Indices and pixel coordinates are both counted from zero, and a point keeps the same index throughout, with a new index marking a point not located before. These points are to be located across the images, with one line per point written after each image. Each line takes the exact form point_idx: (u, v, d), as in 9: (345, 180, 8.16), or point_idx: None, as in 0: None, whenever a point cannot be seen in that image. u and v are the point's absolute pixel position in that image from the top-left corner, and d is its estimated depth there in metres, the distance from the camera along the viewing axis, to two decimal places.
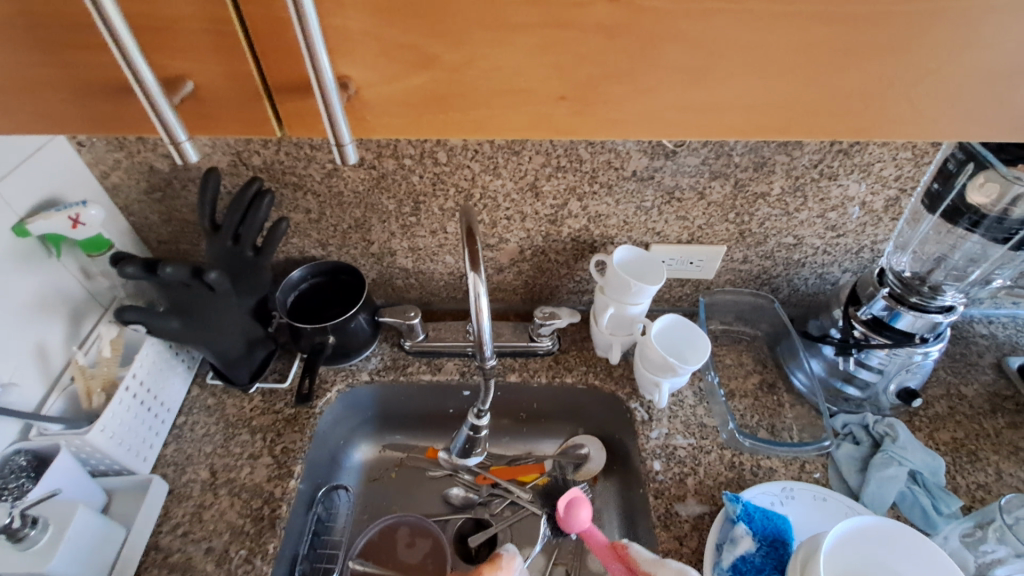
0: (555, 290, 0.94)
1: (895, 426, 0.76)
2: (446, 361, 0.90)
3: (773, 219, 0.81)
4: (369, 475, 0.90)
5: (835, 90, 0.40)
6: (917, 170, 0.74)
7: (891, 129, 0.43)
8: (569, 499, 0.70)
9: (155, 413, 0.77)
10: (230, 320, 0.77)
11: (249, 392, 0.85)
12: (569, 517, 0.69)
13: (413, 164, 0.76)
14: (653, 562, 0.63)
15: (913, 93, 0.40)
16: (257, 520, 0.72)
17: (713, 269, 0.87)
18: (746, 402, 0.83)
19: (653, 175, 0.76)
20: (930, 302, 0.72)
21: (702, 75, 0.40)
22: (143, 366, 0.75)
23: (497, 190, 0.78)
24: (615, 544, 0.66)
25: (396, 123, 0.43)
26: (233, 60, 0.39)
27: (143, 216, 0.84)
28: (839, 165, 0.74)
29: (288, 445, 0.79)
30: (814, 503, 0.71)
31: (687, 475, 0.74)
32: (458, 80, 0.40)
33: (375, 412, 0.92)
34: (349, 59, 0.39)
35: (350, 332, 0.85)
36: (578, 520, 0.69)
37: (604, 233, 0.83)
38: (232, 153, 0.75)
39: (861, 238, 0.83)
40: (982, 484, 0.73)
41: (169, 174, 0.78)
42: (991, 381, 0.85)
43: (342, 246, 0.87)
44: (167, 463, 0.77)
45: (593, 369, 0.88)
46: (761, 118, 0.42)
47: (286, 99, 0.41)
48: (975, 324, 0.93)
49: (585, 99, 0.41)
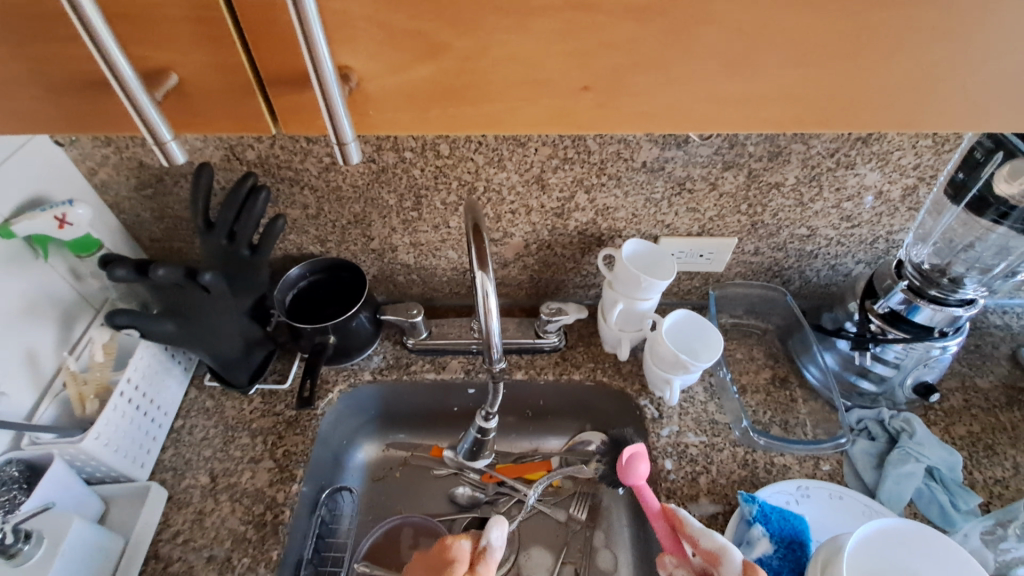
0: (561, 285, 0.91)
1: (911, 421, 0.75)
2: (450, 359, 0.88)
3: (786, 210, 0.78)
4: (373, 475, 0.88)
5: (876, 80, 0.39)
6: (937, 159, 0.71)
7: (935, 121, 0.42)
8: (631, 450, 0.65)
9: (152, 419, 0.75)
10: (226, 322, 0.74)
11: (248, 394, 0.82)
12: (625, 469, 0.64)
13: (414, 157, 0.73)
14: (698, 531, 0.59)
15: (962, 82, 0.39)
16: (260, 527, 0.70)
17: (723, 261, 0.85)
18: (758, 397, 0.82)
19: (664, 165, 0.73)
20: (949, 295, 0.70)
21: (739, 65, 0.38)
22: (137, 370, 0.72)
23: (501, 182, 0.75)
24: (666, 510, 0.63)
25: (401, 118, 0.42)
26: (221, 51, 0.38)
27: (134, 213, 0.80)
28: (857, 154, 0.71)
29: (290, 448, 0.77)
30: (830, 502, 0.69)
31: (699, 474, 0.73)
32: (468, 70, 0.39)
33: (378, 410, 0.90)
34: (349, 49, 0.38)
35: (352, 331, 0.82)
36: (636, 474, 0.64)
37: (612, 226, 0.81)
38: (225, 147, 0.71)
39: (876, 228, 0.80)
40: (1000, 479, 0.72)
41: (159, 170, 0.75)
42: (1006, 373, 0.84)
43: (341, 242, 0.84)
44: (166, 469, 0.75)
45: (600, 365, 0.85)
46: (798, 110, 0.41)
47: (280, 93, 0.40)
48: (990, 314, 0.91)
49: (609, 90, 0.40)
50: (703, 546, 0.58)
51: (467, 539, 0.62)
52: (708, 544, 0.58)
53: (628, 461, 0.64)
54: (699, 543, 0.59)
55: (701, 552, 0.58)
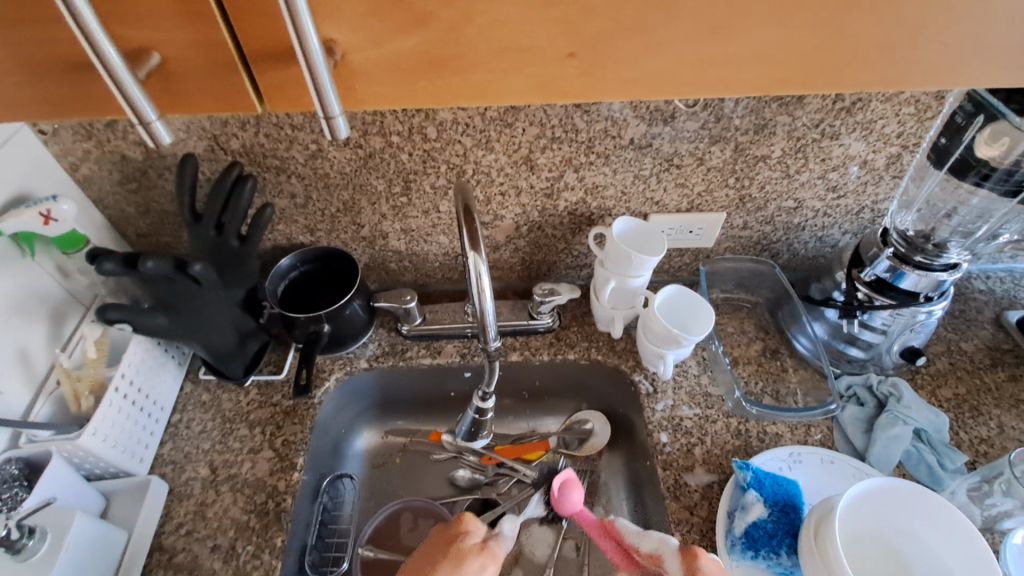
0: (553, 266, 0.92)
1: (898, 386, 0.76)
2: (445, 344, 0.88)
3: (773, 183, 0.79)
4: (373, 462, 0.89)
5: (857, 38, 0.40)
6: (920, 126, 0.72)
7: (917, 77, 0.42)
8: (563, 478, 0.67)
9: (149, 414, 0.75)
10: (217, 312, 0.73)
11: (244, 385, 0.82)
12: (559, 499, 0.66)
13: (401, 141, 0.72)
14: (637, 535, 0.61)
15: (943, 37, 0.40)
16: (263, 515, 0.71)
17: (713, 237, 0.86)
18: (750, 368, 0.83)
19: (651, 142, 0.73)
20: (934, 261, 0.71)
21: (722, 27, 0.39)
22: (131, 365, 0.72)
23: (490, 164, 0.75)
24: (605, 523, 0.64)
25: (389, 92, 0.42)
26: (205, 28, 0.37)
27: (119, 208, 0.79)
28: (841, 124, 0.71)
29: (289, 438, 0.77)
30: (822, 466, 0.71)
31: (694, 445, 0.74)
32: (454, 40, 0.39)
33: (376, 397, 0.90)
34: (334, 21, 0.37)
35: (346, 319, 0.82)
36: (570, 502, 0.66)
37: (602, 205, 0.81)
38: (208, 137, 0.71)
39: (861, 198, 0.81)
40: (985, 438, 0.74)
41: (143, 163, 0.74)
42: (990, 336, 0.85)
43: (331, 230, 0.84)
44: (166, 463, 0.75)
45: (595, 344, 0.86)
46: (782, 71, 0.42)
47: (264, 68, 0.40)
48: (974, 280, 0.92)
49: (594, 56, 0.40)
50: (645, 550, 0.60)
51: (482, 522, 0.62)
52: (649, 545, 0.60)
53: (560, 490, 0.66)
54: (640, 549, 0.60)
55: (644, 556, 0.60)
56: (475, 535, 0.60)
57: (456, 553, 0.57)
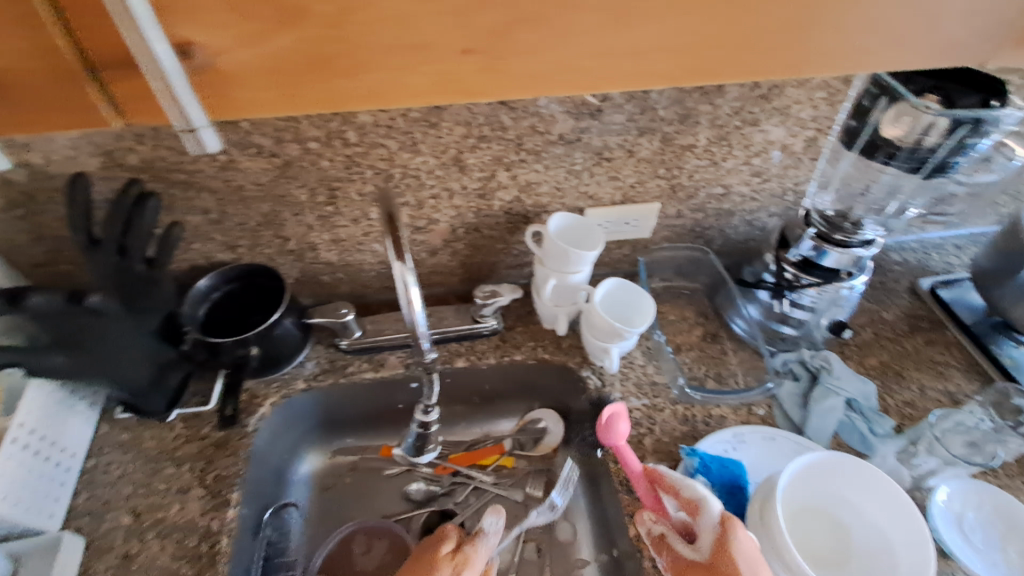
0: (494, 267, 0.90)
1: (829, 359, 0.80)
2: (388, 355, 0.85)
3: (701, 170, 0.80)
4: (320, 485, 0.84)
5: (759, 26, 0.41)
6: (832, 109, 0.74)
7: (819, 62, 0.45)
8: (611, 411, 0.67)
9: (57, 463, 0.68)
10: (130, 344, 0.67)
11: (168, 420, 0.76)
12: (608, 430, 0.66)
13: (321, 147, 0.68)
14: (680, 479, 0.61)
15: (837, 23, 0.42)
16: (195, 560, 0.65)
17: (649, 227, 0.86)
18: (692, 355, 0.84)
19: (580, 136, 0.72)
20: (853, 237, 0.74)
21: (623, 18, 0.40)
22: (31, 412, 0.64)
23: (418, 167, 0.72)
24: (650, 473, 0.65)
25: (266, 98, 0.42)
26: (38, 36, 0.37)
27: (4, 238, 0.71)
28: (759, 111, 0.73)
29: (221, 472, 0.71)
30: (764, 444, 0.73)
31: (644, 436, 0.74)
32: (337, 36, 0.39)
33: (319, 418, 0.86)
34: (195, 24, 0.38)
35: (277, 339, 0.77)
36: (617, 433, 0.66)
37: (537, 202, 0.80)
38: (101, 153, 0.64)
39: (784, 181, 0.84)
40: (909, 401, 0.79)
41: (27, 186, 0.66)
42: (907, 304, 0.91)
43: (254, 246, 0.79)
44: (81, 514, 0.68)
45: (541, 343, 0.85)
46: (690, 61, 0.43)
47: (114, 77, 0.40)
48: (890, 252, 0.98)
49: (491, 51, 0.41)
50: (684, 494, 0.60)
51: (460, 529, 0.69)
52: (688, 492, 0.60)
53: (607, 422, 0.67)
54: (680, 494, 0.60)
55: (684, 502, 0.60)
56: (450, 540, 0.66)
57: (430, 561, 0.64)
